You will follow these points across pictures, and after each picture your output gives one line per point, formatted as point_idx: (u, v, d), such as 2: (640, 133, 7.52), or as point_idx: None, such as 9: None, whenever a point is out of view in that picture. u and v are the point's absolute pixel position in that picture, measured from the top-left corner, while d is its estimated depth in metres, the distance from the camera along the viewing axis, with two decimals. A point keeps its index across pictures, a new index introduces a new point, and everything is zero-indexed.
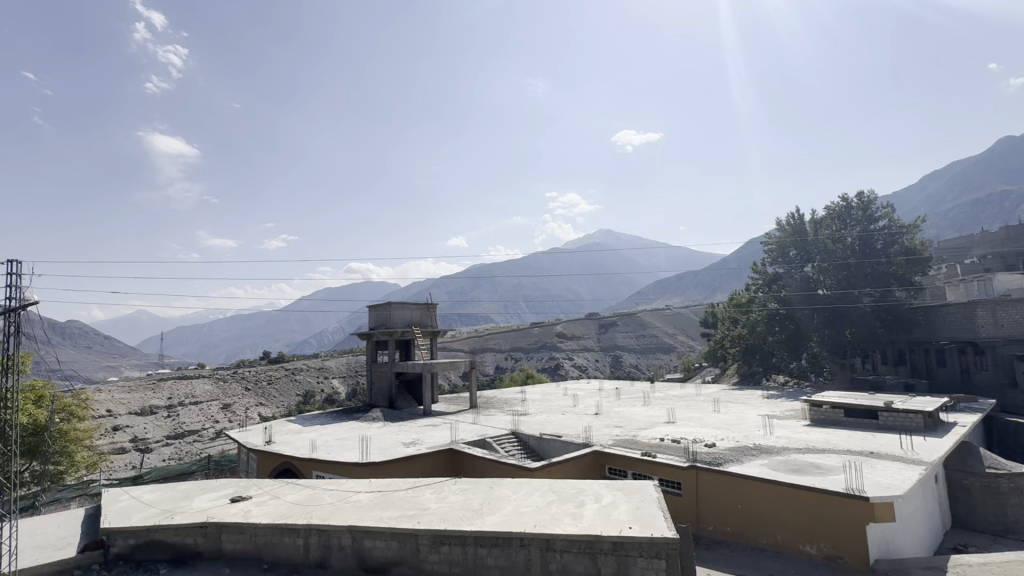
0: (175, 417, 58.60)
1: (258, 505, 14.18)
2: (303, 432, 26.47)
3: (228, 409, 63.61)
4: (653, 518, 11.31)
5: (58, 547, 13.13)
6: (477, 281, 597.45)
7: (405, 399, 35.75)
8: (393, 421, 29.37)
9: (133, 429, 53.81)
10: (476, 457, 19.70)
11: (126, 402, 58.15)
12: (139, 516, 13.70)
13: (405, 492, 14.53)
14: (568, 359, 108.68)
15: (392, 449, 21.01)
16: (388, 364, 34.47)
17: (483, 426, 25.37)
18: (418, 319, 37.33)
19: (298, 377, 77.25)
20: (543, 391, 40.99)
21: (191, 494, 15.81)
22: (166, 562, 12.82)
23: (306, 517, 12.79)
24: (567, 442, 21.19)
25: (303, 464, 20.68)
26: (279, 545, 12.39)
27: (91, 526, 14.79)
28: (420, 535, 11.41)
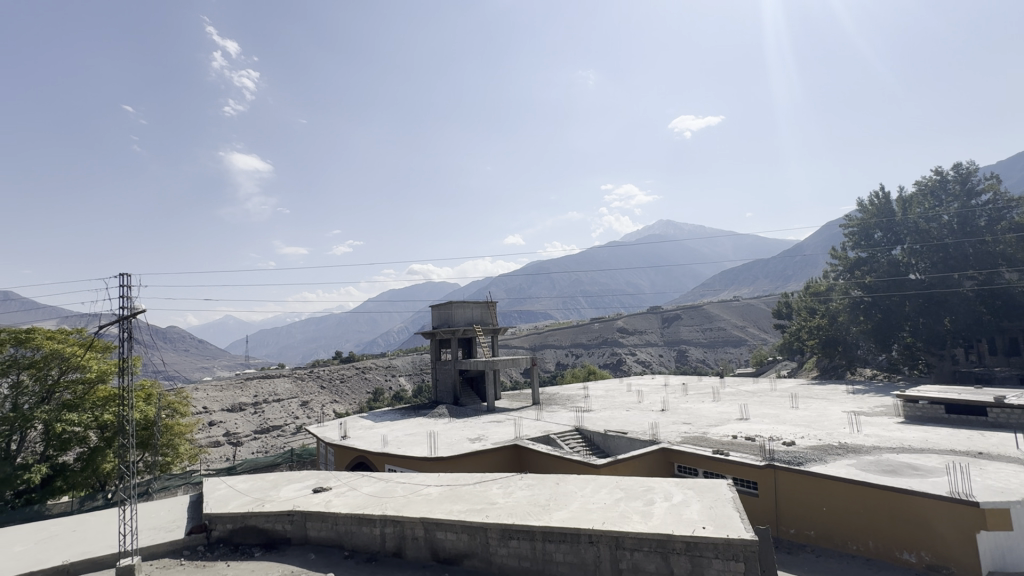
0: (261, 413, 63.53)
1: (338, 496, 15.09)
2: (374, 428, 27.79)
3: (307, 406, 68.11)
4: (729, 518, 10.83)
5: (168, 530, 14.64)
6: (535, 278, 598.38)
7: (469, 396, 36.47)
8: (459, 417, 30.19)
9: (225, 424, 58.94)
10: (541, 453, 19.75)
11: (219, 399, 63.89)
12: (235, 504, 15.04)
13: (472, 487, 14.87)
14: (631, 354, 106.41)
15: (458, 445, 21.52)
16: (452, 362, 35.34)
17: (546, 423, 25.41)
18: (479, 318, 37.97)
19: (368, 376, 81.22)
20: (606, 387, 40.43)
21: (279, 484, 17.12)
22: (259, 546, 13.94)
23: (381, 508, 13.44)
24: (633, 439, 20.74)
25: (376, 458, 21.71)
26: (358, 533, 13.12)
27: (195, 511, 16.43)
28: (489, 529, 11.63)
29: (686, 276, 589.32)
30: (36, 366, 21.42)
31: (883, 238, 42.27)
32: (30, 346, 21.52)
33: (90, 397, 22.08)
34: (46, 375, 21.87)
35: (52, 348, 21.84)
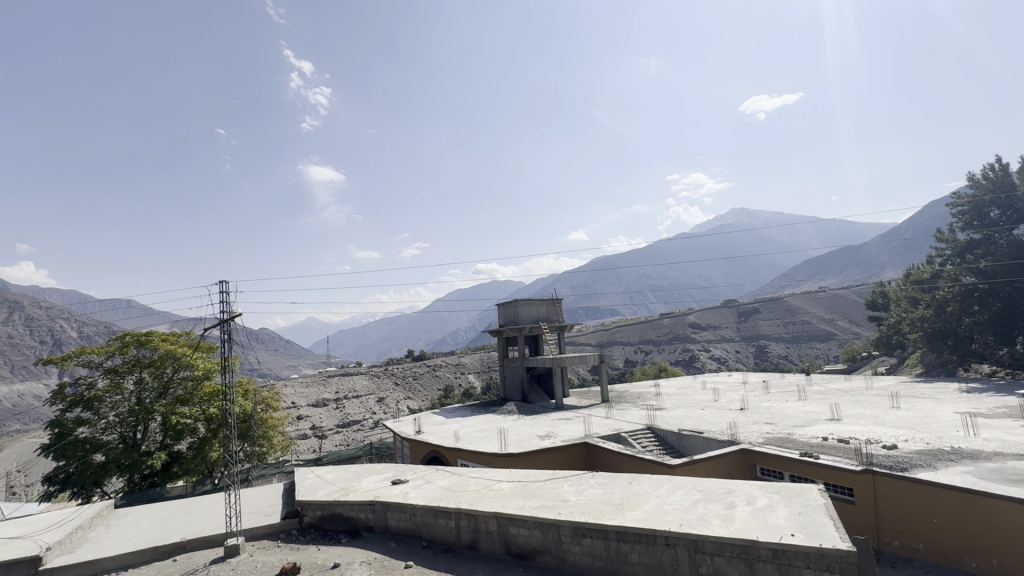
0: (342, 408, 67.72)
1: (415, 488, 15.76)
2: (447, 424, 28.72)
3: (383, 402, 71.72)
4: (822, 526, 10.04)
5: (265, 514, 16.02)
6: (601, 273, 588.88)
7: (537, 393, 36.57)
8: (528, 414, 30.41)
9: (312, 418, 63.49)
10: (611, 451, 19.40)
11: (305, 395, 68.97)
12: (323, 493, 16.14)
13: (544, 484, 14.91)
14: (704, 351, 101.62)
15: (528, 442, 21.70)
16: (519, 359, 35.63)
17: (617, 421, 24.91)
18: (544, 315, 38.02)
19: (438, 373, 84.08)
20: (679, 385, 38.90)
21: (361, 476, 18.17)
22: (345, 533, 14.88)
23: (456, 502, 13.85)
24: (709, 439, 19.83)
25: (449, 453, 22.39)
26: (435, 524, 13.61)
27: (289, 497, 17.87)
28: (561, 527, 11.62)
29: (764, 266, 553.05)
30: (154, 365, 24.16)
31: (1002, 216, 37.25)
32: (148, 347, 24.31)
33: (198, 393, 24.63)
34: (162, 372, 24.62)
35: (166, 349, 24.56)
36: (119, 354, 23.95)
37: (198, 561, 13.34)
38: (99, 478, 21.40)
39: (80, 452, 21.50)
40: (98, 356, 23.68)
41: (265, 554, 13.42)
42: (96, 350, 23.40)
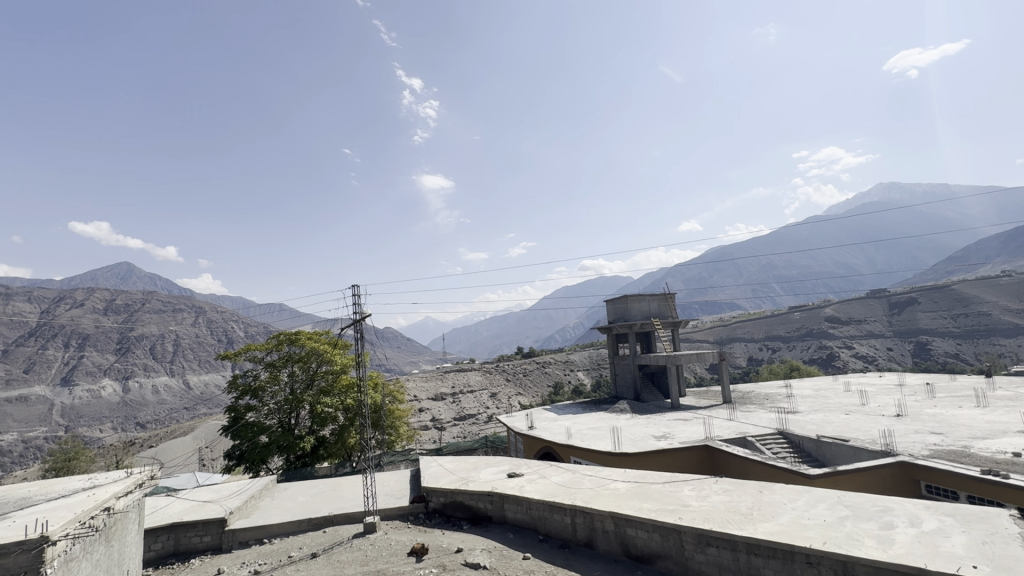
0: (458, 401, 71.53)
1: (530, 482, 16.12)
2: (559, 420, 28.85)
3: (495, 397, 74.42)
4: (1017, 561, 8.27)
5: (396, 497, 17.54)
6: (717, 265, 548.77)
7: (652, 392, 35.19)
8: (642, 414, 29.40)
9: (432, 410, 68.07)
10: (737, 456, 17.96)
11: (425, 390, 74.18)
12: (445, 481, 17.21)
13: (662, 487, 14.30)
14: (845, 348, 89.54)
15: (643, 442, 20.97)
16: (631, 356, 34.62)
17: (742, 424, 23.02)
18: (657, 312, 36.43)
19: (548, 370, 85.00)
20: (816, 386, 34.70)
21: (479, 467, 19.05)
22: (466, 520, 15.75)
23: (571, 498, 13.93)
24: (856, 448, 17.47)
25: (562, 450, 22.47)
26: (551, 520, 13.80)
27: (415, 484, 19.37)
28: (683, 532, 11.07)
29: (922, 249, 471.39)
30: (303, 360, 27.71)
31: None
32: (298, 344, 27.95)
33: (337, 385, 27.67)
34: (309, 366, 28.17)
35: (311, 346, 28.02)
36: (275, 351, 27.82)
37: (343, 534, 15.04)
38: (264, 456, 25.05)
39: (250, 433, 25.46)
40: (260, 352, 27.79)
41: (397, 534, 14.67)
42: (259, 347, 27.46)
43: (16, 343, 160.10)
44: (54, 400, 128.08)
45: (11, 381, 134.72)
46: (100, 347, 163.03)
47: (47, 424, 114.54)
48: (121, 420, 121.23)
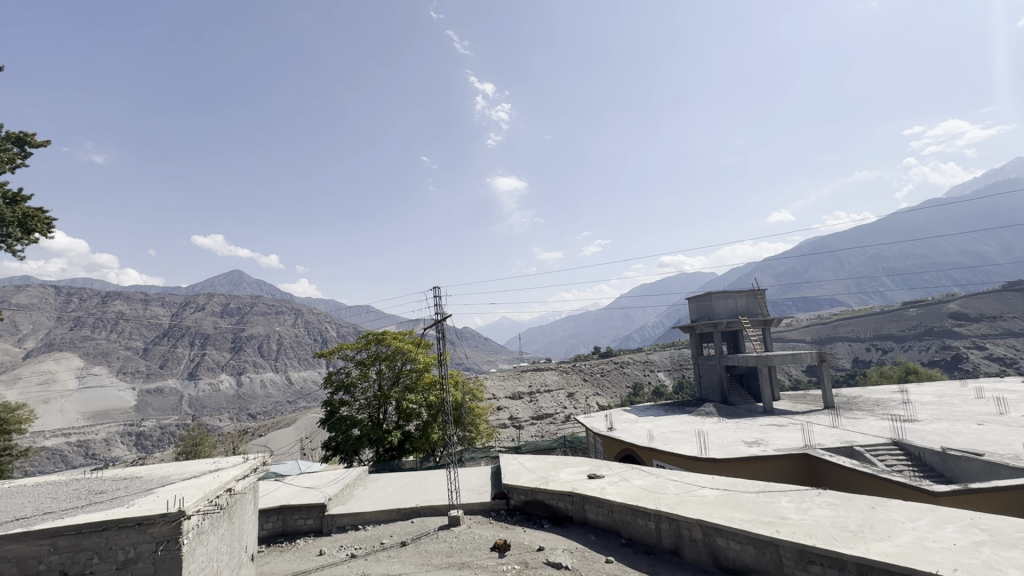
0: (536, 400, 71.96)
1: (611, 484, 15.82)
2: (640, 422, 27.99)
3: (572, 396, 73.93)
4: None
5: (478, 493, 18.02)
6: (814, 258, 503.32)
7: (741, 394, 33.02)
8: (731, 418, 27.70)
9: (510, 409, 69.09)
10: (842, 467, 16.36)
11: (503, 389, 75.51)
12: (526, 479, 17.39)
13: (755, 496, 13.40)
14: (975, 348, 78.12)
15: (733, 448, 19.75)
16: (717, 356, 32.84)
17: (848, 432, 20.91)
18: (744, 309, 34.12)
19: (626, 370, 83.04)
20: (940, 392, 30.54)
21: (559, 467, 19.03)
22: (547, 519, 15.81)
23: (655, 502, 13.50)
24: (991, 465, 15.21)
25: (644, 453, 21.75)
26: (634, 524, 13.45)
27: (495, 480, 19.78)
28: (781, 547, 10.30)
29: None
30: (389, 358, 29.27)
31: None
32: (385, 343, 29.51)
33: (420, 383, 28.91)
34: (395, 364, 29.69)
35: (396, 345, 29.49)
36: (364, 350, 29.60)
37: (430, 525, 15.71)
38: (356, 448, 26.77)
39: (344, 426, 27.32)
40: (351, 351, 29.75)
41: (480, 528, 15.07)
42: (350, 346, 29.36)
43: (154, 342, 185.56)
44: (183, 392, 146.65)
45: (150, 375, 156.40)
46: (219, 346, 184.15)
47: (178, 413, 131.43)
48: (236, 411, 136.08)
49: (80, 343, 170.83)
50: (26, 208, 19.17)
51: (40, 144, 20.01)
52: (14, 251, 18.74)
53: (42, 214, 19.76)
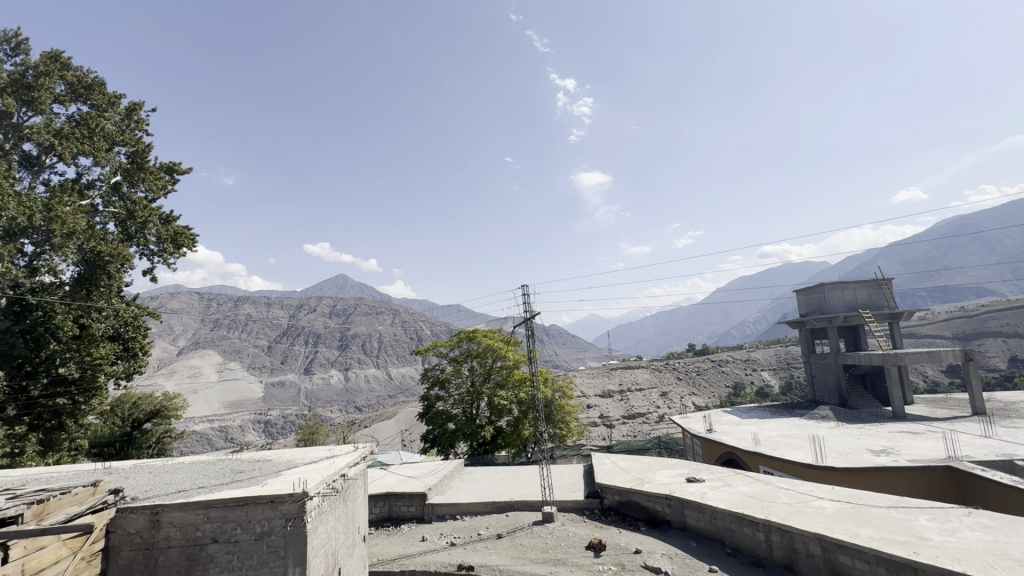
0: (627, 399, 70.14)
1: (713, 489, 14.97)
2: (743, 425, 26.20)
3: (666, 395, 71.03)
4: None
5: (571, 490, 17.97)
6: (953, 241, 435.15)
7: (864, 397, 29.51)
8: (851, 422, 24.90)
9: (600, 407, 67.98)
10: (998, 484, 13.98)
11: (593, 387, 74.67)
12: (620, 479, 17.02)
13: (886, 511, 11.92)
14: None
15: (856, 456, 17.71)
16: (832, 354, 29.72)
17: (1005, 443, 17.81)
18: (866, 301, 30.39)
19: (725, 369, 78.14)
20: None
21: (656, 468, 18.34)
22: (643, 522, 15.36)
23: (763, 511, 12.53)
24: None
25: (749, 458, 20.24)
26: (739, 532, 12.62)
27: (589, 478, 19.61)
28: (921, 570, 9.05)
29: None
30: (480, 355, 30.20)
31: None
32: (476, 340, 30.49)
33: (511, 379, 29.48)
34: (486, 361, 30.55)
35: (487, 342, 30.35)
36: (457, 347, 30.81)
37: (524, 520, 15.96)
38: (452, 441, 27.95)
39: (440, 420, 28.66)
40: (445, 348, 31.12)
41: (574, 526, 15.05)
42: (444, 343, 30.71)
43: (276, 340, 208.76)
44: (301, 385, 163.62)
45: (274, 369, 176.34)
46: (329, 344, 202.49)
47: (297, 404, 146.84)
48: (344, 403, 148.92)
49: (219, 342, 197.28)
50: (176, 226, 22.54)
51: (185, 171, 23.34)
52: (167, 264, 22.12)
53: (186, 229, 23.09)
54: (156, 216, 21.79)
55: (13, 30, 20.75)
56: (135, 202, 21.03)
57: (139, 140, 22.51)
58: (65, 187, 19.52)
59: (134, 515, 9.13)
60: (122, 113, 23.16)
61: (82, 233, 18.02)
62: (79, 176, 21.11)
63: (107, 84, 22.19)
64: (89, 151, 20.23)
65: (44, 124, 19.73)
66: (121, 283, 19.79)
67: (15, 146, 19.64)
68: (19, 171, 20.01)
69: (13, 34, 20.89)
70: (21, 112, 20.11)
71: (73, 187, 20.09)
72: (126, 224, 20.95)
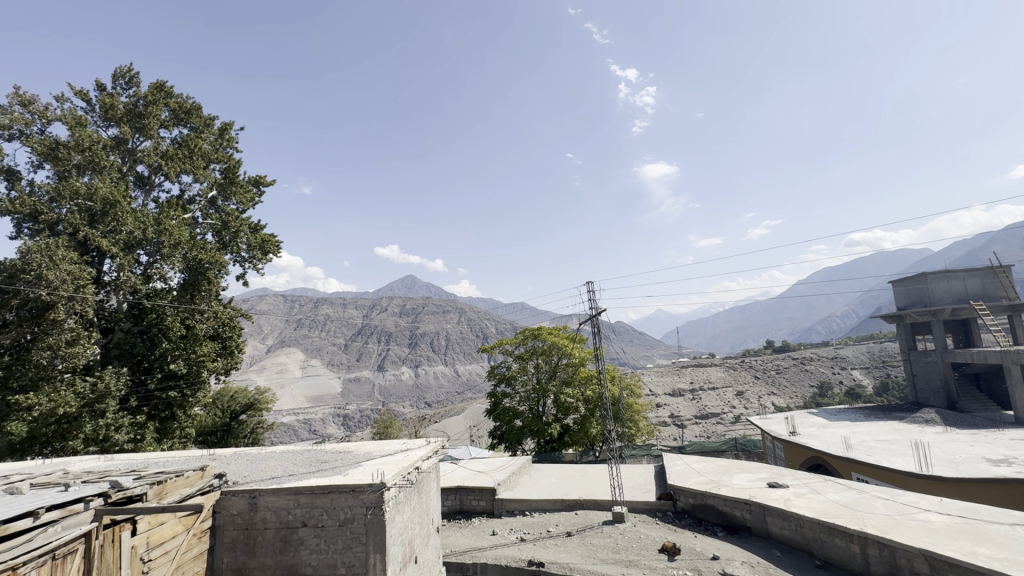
0: (699, 399, 67.17)
1: (798, 496, 13.99)
2: (831, 428, 24.25)
3: (742, 395, 67.26)
4: None
5: (642, 491, 17.52)
6: None
7: (978, 399, 26.29)
8: (962, 427, 22.30)
9: (670, 407, 65.64)
10: None
11: (662, 385, 72.39)
12: (694, 482, 16.37)
13: (1009, 529, 10.54)
14: None
15: (969, 466, 15.81)
16: (938, 351, 26.74)
17: None
18: (980, 291, 26.97)
19: (809, 368, 72.70)
20: None
21: (733, 472, 17.43)
22: (721, 527, 14.66)
23: (857, 522, 11.52)
24: None
25: (839, 464, 18.67)
26: (830, 544, 11.72)
27: (660, 479, 19.04)
28: None
29: None
30: (545, 353, 30.21)
31: None
32: (541, 338, 30.54)
33: (577, 377, 29.23)
34: (551, 358, 30.50)
35: (552, 340, 30.30)
36: (522, 344, 31.02)
37: (594, 519, 15.80)
38: (519, 438, 28.24)
39: (507, 416, 29.02)
40: (511, 346, 31.46)
41: (646, 528, 14.68)
42: (510, 341, 31.03)
43: (352, 339, 221.21)
44: (375, 381, 172.38)
45: (351, 366, 187.07)
46: (400, 342, 211.59)
47: (372, 399, 154.87)
48: (415, 399, 155.01)
49: (302, 340, 212.51)
50: (263, 233, 24.47)
51: (269, 184, 25.21)
52: (256, 269, 24.10)
53: (270, 236, 24.98)
54: (246, 225, 23.72)
55: (126, 66, 23.43)
56: (228, 214, 23.04)
57: (231, 157, 24.69)
58: (171, 202, 21.81)
59: (235, 498, 10.06)
60: (216, 133, 25.49)
61: (185, 243, 20.06)
62: (182, 193, 23.52)
63: (203, 108, 24.49)
64: (191, 169, 22.51)
65: (154, 148, 22.22)
66: (219, 287, 21.75)
67: (130, 168, 22.21)
68: (135, 190, 22.62)
69: (127, 69, 23.61)
70: (135, 139, 22.78)
71: (178, 202, 22.47)
72: (222, 234, 23.06)
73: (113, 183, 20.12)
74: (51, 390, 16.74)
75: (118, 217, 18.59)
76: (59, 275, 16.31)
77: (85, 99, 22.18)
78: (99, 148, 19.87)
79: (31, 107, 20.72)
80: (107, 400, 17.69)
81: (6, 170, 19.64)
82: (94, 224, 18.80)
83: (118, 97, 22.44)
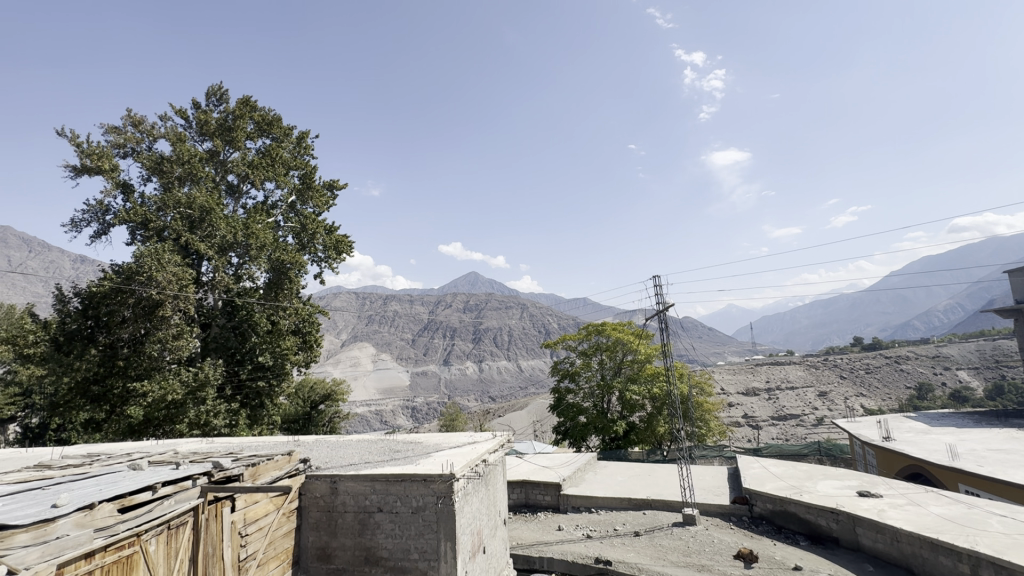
0: (776, 399, 63.27)
1: (894, 507, 12.79)
2: (932, 434, 21.91)
3: (825, 395, 62.50)
4: None
5: (715, 494, 16.78)
6: None
7: None
8: None
9: (743, 407, 62.41)
10: None
11: (734, 384, 69.03)
12: (772, 486, 15.44)
13: None
14: None
15: None
16: None
17: None
18: None
19: (904, 368, 66.15)
20: None
21: (818, 478, 16.22)
22: (803, 536, 13.74)
23: (967, 539, 10.36)
24: None
25: (944, 475, 16.84)
26: (933, 561, 10.66)
27: (734, 482, 18.13)
28: None
29: None
30: (610, 349, 29.66)
31: None
32: (605, 334, 30.02)
33: (643, 373, 28.47)
34: (616, 354, 29.88)
35: (616, 336, 29.68)
36: (586, 340, 30.62)
37: (664, 520, 15.35)
38: (584, 434, 28.01)
39: (572, 412, 28.85)
40: (574, 341, 31.20)
41: (720, 532, 14.05)
42: (573, 336, 30.75)
43: (419, 334, 229.43)
44: (441, 375, 177.87)
45: (418, 361, 194.15)
46: (464, 338, 216.48)
47: (438, 392, 159.88)
48: (479, 393, 158.24)
49: (374, 335, 223.45)
50: (336, 234, 25.90)
51: (342, 187, 26.66)
52: (331, 269, 25.59)
53: (343, 236, 26.41)
54: (322, 227, 25.25)
55: (217, 84, 25.68)
56: (306, 217, 24.68)
57: (308, 163, 26.38)
58: (257, 208, 23.68)
59: (318, 482, 10.79)
60: (294, 142, 27.32)
61: (269, 245, 21.75)
62: (266, 199, 25.44)
63: (282, 119, 26.32)
64: (274, 177, 24.35)
65: (241, 158, 24.25)
66: (299, 286, 23.34)
67: (222, 177, 24.34)
68: (226, 198, 24.78)
69: (218, 88, 25.88)
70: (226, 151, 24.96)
71: (263, 207, 24.37)
72: (301, 236, 24.78)
73: (209, 192, 22.18)
74: (161, 377, 18.75)
75: (213, 223, 20.54)
76: (166, 276, 18.29)
77: (184, 117, 24.52)
78: (196, 161, 22.00)
79: (141, 127, 23.28)
80: (207, 388, 19.58)
81: (122, 183, 22.15)
82: (193, 229, 20.85)
83: (211, 113, 24.69)
